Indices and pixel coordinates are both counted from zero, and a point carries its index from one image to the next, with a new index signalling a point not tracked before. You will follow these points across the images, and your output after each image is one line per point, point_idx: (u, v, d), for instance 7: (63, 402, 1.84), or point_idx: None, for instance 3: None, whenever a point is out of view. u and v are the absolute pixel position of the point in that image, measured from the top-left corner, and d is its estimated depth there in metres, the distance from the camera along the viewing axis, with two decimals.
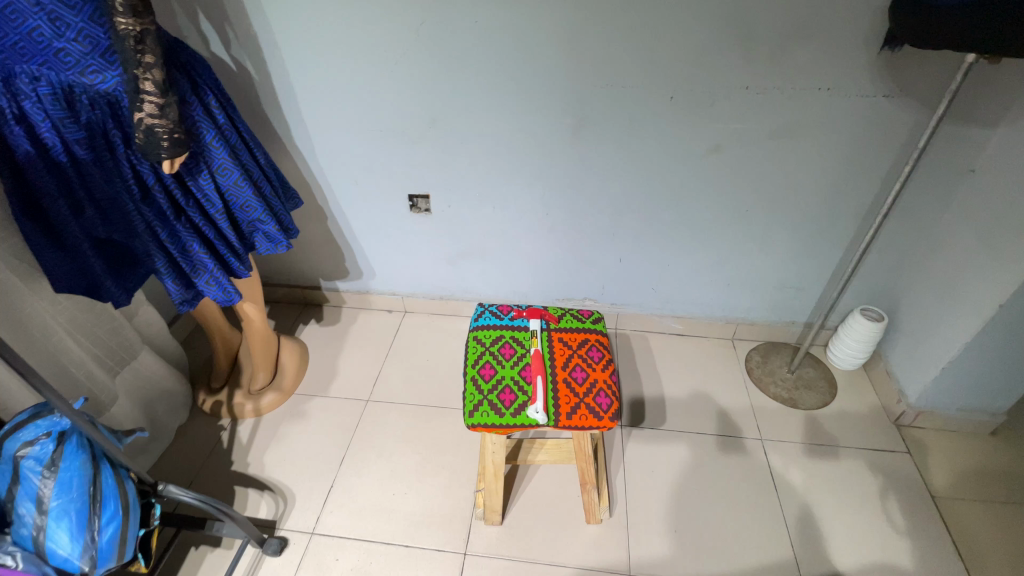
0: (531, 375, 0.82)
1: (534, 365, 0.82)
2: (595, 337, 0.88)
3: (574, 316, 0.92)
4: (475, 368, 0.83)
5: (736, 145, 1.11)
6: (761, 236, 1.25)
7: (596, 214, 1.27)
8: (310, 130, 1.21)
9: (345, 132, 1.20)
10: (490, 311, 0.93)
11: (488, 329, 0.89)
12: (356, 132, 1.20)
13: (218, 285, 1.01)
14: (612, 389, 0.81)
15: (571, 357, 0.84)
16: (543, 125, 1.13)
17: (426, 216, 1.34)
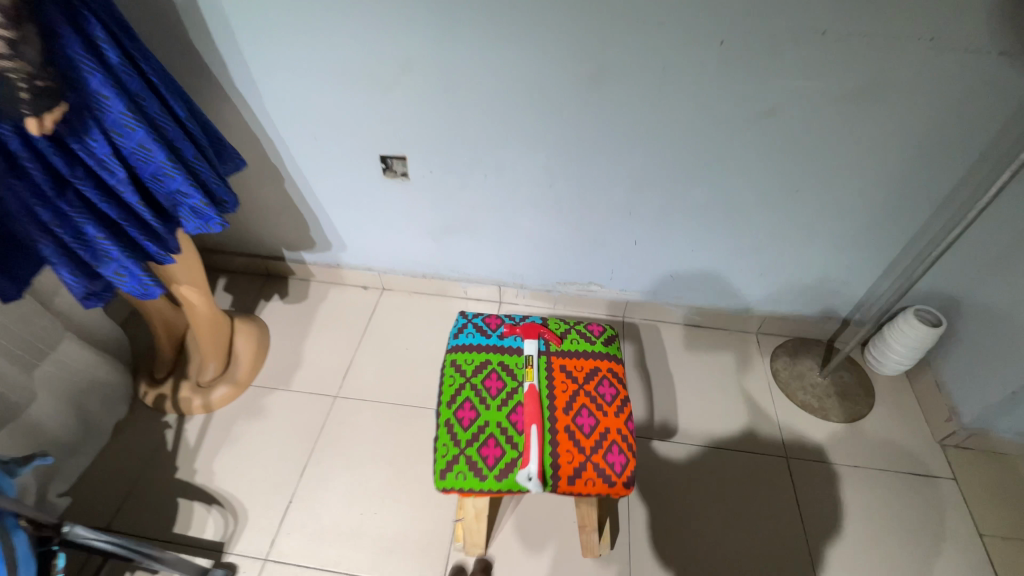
0: (526, 428, 0.62)
1: (529, 412, 0.63)
2: (605, 366, 0.69)
3: (580, 334, 0.73)
4: (451, 410, 0.64)
5: (796, 109, 0.86)
6: (808, 221, 1.04)
7: (611, 188, 1.04)
8: (255, 71, 0.95)
9: (299, 75, 0.95)
10: (474, 326, 0.73)
11: (470, 354, 0.70)
12: (311, 76, 0.95)
13: (131, 276, 0.80)
14: (628, 443, 0.63)
15: (580, 396, 0.66)
16: (550, 74, 0.87)
17: (403, 182, 1.10)
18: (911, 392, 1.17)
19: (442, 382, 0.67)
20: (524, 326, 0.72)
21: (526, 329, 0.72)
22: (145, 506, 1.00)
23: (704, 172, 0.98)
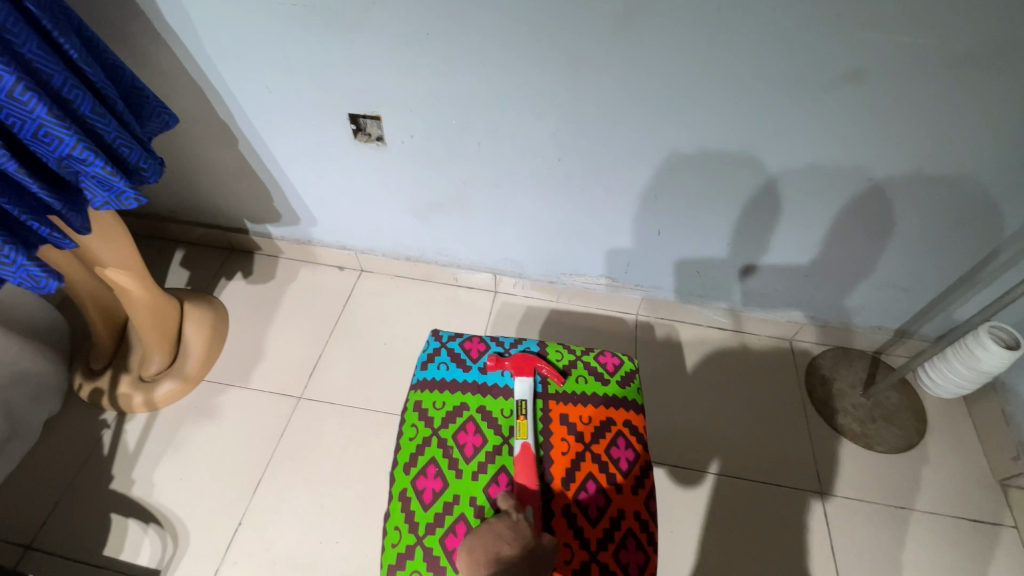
0: (521, 490, 0.60)
1: (524, 463, 0.62)
2: (614, 424, 0.67)
3: (587, 376, 0.71)
4: (418, 481, 0.62)
5: (888, 74, 0.66)
6: (876, 218, 0.84)
7: (633, 167, 0.85)
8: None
9: (241, 7, 0.73)
10: (452, 366, 0.71)
11: (443, 407, 0.68)
12: (261, 10, 0.74)
13: (16, 267, 0.62)
14: (640, 531, 0.60)
15: (585, 456, 0.64)
16: (563, 16, 0.66)
17: (380, 149, 0.91)
18: (968, 419, 1.01)
19: (406, 433, 0.66)
20: (516, 361, 0.71)
21: (520, 365, 0.71)
22: (72, 522, 0.86)
23: (754, 152, 0.78)
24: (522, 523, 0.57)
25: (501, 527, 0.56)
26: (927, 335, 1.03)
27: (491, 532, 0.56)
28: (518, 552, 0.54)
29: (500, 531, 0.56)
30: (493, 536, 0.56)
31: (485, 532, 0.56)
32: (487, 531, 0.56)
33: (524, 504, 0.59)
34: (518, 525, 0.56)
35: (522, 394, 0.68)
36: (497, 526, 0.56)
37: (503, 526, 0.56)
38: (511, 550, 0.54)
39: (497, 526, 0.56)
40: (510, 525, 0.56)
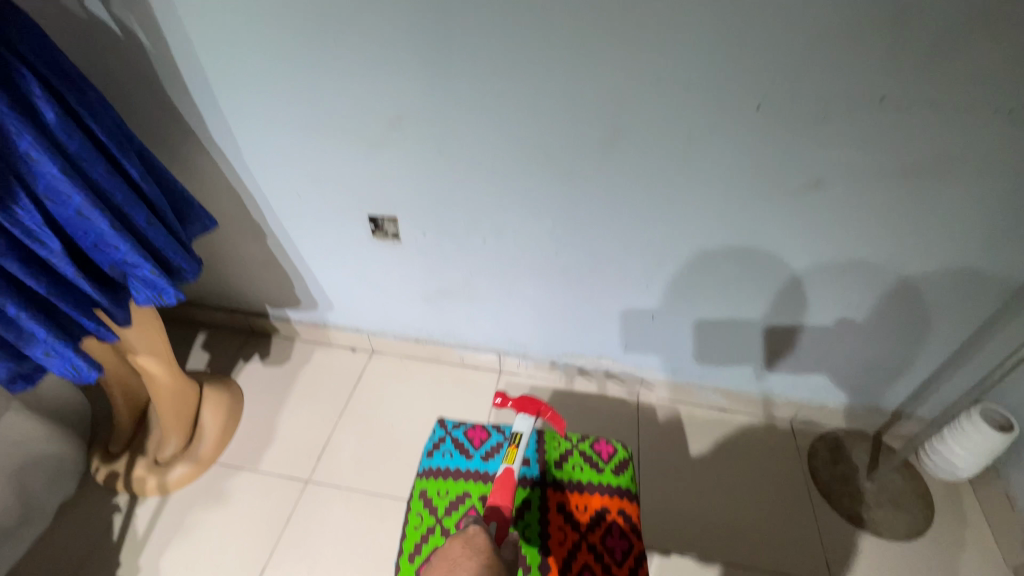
0: (490, 509, 0.65)
1: (501, 483, 0.67)
2: (610, 513, 0.69)
3: (585, 464, 0.74)
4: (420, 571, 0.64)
5: (846, 184, 0.74)
6: (857, 305, 0.89)
7: (625, 259, 0.92)
8: (232, 125, 0.87)
9: (280, 130, 0.86)
10: (455, 452, 0.75)
11: (446, 495, 0.71)
12: (298, 131, 0.85)
13: (61, 358, 0.69)
14: None
15: (580, 546, 0.66)
16: (555, 136, 0.77)
17: (394, 244, 1.00)
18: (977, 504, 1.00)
19: (410, 522, 0.69)
20: (522, 399, 0.76)
21: (524, 403, 0.76)
22: None
23: (736, 246, 0.85)
24: (475, 537, 0.56)
25: (459, 544, 0.55)
26: (925, 416, 1.04)
27: (450, 550, 0.54)
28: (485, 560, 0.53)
29: (458, 554, 0.53)
30: (451, 557, 0.54)
31: (443, 552, 0.54)
32: (444, 551, 0.54)
33: (488, 521, 0.63)
34: (475, 540, 0.55)
35: (519, 427, 0.74)
36: (453, 545, 0.55)
37: (458, 544, 0.55)
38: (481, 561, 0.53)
39: (453, 552, 0.54)
40: (464, 542, 0.55)
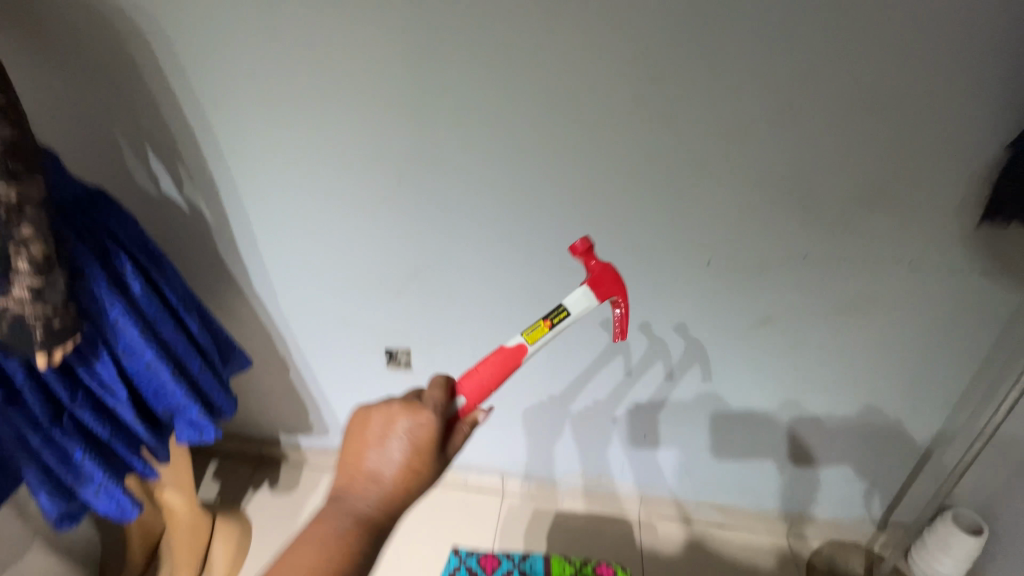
0: (451, 386, 0.57)
1: (511, 354, 0.60)
2: None
3: None
4: None
5: (792, 318, 0.91)
6: (822, 418, 1.02)
7: (615, 381, 1.04)
8: (274, 278, 1.03)
9: (316, 280, 1.01)
10: None
11: None
12: (331, 280, 1.01)
13: (109, 497, 0.76)
14: None
15: None
16: (549, 284, 0.92)
17: (407, 371, 1.10)
18: None
19: None
20: (602, 267, 0.63)
21: (601, 272, 0.63)
22: None
23: (708, 368, 0.99)
24: (429, 408, 0.53)
25: (399, 421, 0.52)
26: (910, 523, 1.10)
27: (389, 417, 0.53)
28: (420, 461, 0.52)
29: (396, 412, 0.53)
30: (384, 420, 0.53)
31: (382, 409, 0.54)
32: (383, 412, 0.53)
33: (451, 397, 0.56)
34: (420, 420, 0.52)
35: (574, 294, 0.62)
36: (393, 414, 0.53)
37: (399, 418, 0.53)
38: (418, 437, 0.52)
39: (394, 405, 0.53)
40: (407, 418, 0.52)
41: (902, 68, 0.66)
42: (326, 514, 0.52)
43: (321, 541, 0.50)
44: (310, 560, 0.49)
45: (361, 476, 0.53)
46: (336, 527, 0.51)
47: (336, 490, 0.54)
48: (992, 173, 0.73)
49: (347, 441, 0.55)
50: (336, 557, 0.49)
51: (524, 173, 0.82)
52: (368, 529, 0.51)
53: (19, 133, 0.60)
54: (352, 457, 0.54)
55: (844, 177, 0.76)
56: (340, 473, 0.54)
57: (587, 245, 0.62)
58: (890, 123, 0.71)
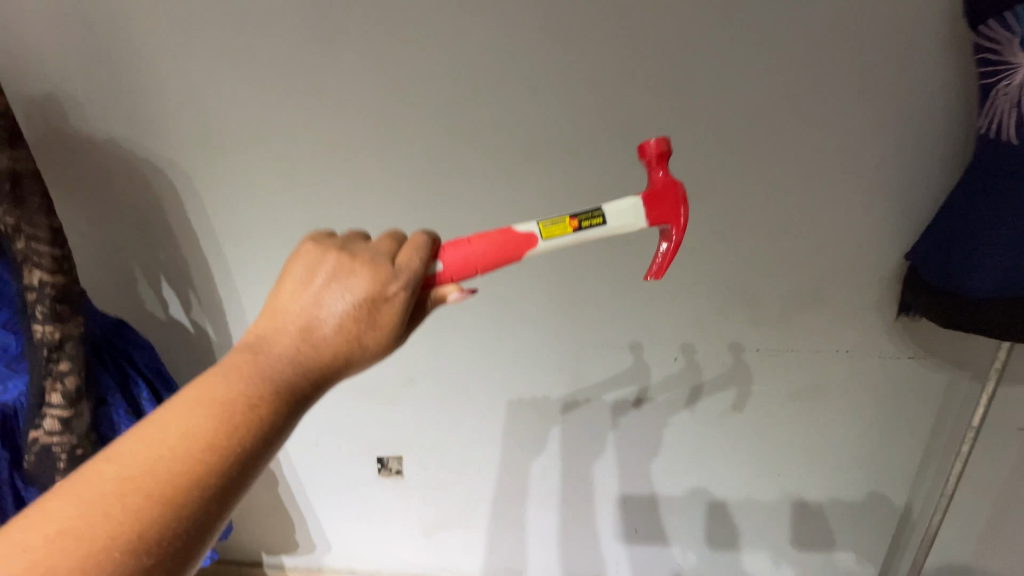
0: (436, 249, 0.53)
1: (518, 243, 0.56)
2: None
3: None
4: None
5: (755, 406, 1.01)
6: (797, 500, 1.09)
7: (603, 477, 1.09)
8: None
9: None
10: None
11: None
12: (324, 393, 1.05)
13: None
14: None
15: None
16: (533, 384, 1.00)
17: (397, 478, 1.13)
18: None
19: None
20: (669, 183, 0.59)
21: (664, 189, 0.59)
22: None
23: (688, 456, 1.06)
24: (401, 271, 0.48)
25: (360, 281, 0.47)
26: None
27: (349, 272, 0.47)
28: (373, 325, 0.46)
29: (359, 266, 0.47)
30: (337, 275, 0.47)
31: (338, 264, 0.48)
32: (340, 266, 0.48)
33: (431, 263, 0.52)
34: (387, 286, 0.47)
35: (624, 204, 0.57)
36: (355, 272, 0.47)
37: (361, 275, 0.47)
38: (369, 300, 0.46)
39: (359, 259, 0.48)
40: (370, 280, 0.47)
41: (810, 196, 0.83)
42: (234, 364, 0.44)
43: (225, 394, 0.42)
44: (201, 414, 0.40)
45: (289, 335, 0.45)
46: (249, 382, 0.42)
47: (251, 341, 0.46)
48: (898, 275, 0.88)
49: (280, 295, 0.48)
50: (240, 413, 0.41)
51: (506, 285, 0.91)
52: (285, 395, 0.43)
53: (70, 281, 0.68)
54: (282, 312, 0.46)
55: (779, 282, 0.90)
56: (261, 326, 0.46)
57: (661, 151, 0.59)
58: (807, 239, 0.86)
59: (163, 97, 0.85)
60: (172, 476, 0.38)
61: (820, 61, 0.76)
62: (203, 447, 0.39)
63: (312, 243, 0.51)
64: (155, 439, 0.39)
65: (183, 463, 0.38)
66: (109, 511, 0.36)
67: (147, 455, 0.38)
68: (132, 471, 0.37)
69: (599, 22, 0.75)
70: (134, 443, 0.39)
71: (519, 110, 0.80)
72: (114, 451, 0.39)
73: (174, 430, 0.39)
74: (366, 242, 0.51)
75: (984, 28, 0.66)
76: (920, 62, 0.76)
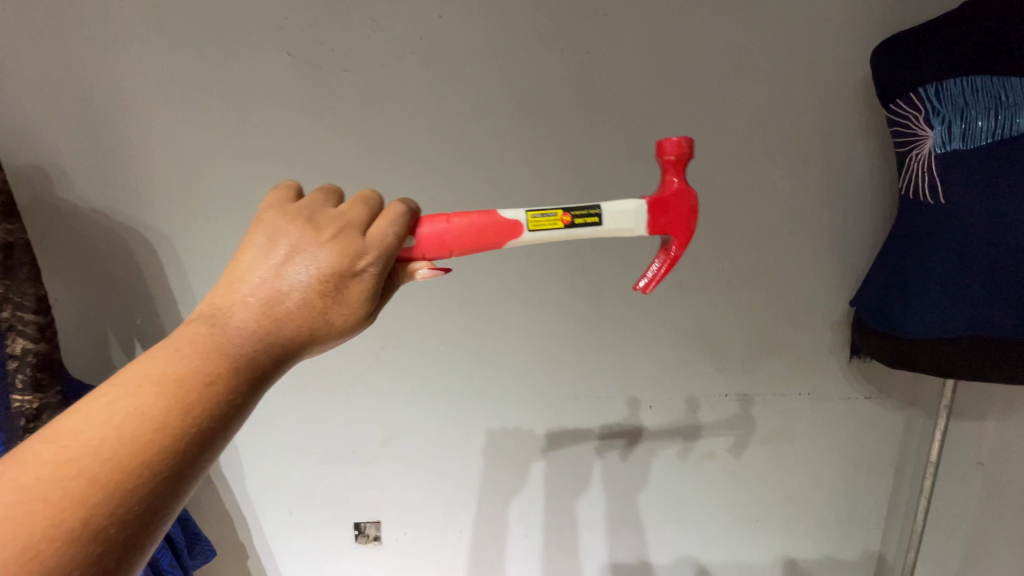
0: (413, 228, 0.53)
1: (500, 229, 0.56)
2: None
3: None
4: None
5: (729, 451, 1.04)
6: (778, 545, 1.11)
7: (588, 532, 1.07)
8: (238, 453, 0.96)
9: (283, 454, 0.97)
10: None
11: None
12: (297, 460, 0.97)
13: None
14: None
15: None
16: (514, 437, 0.99)
17: (375, 546, 1.05)
18: None
19: None
20: (681, 192, 0.58)
21: (673, 199, 0.58)
22: None
23: (668, 505, 1.07)
24: (372, 243, 0.47)
25: (328, 252, 0.45)
26: None
27: (316, 242, 0.45)
28: (342, 298, 0.45)
29: (327, 233, 0.46)
30: (303, 246, 0.45)
31: (304, 234, 0.46)
32: (306, 236, 0.46)
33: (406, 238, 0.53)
34: (358, 258, 0.46)
35: (627, 208, 0.57)
36: (322, 242, 0.45)
37: (329, 246, 0.45)
38: (339, 268, 0.45)
39: (326, 227, 0.47)
40: (339, 252, 0.45)
41: (762, 251, 0.92)
42: (188, 338, 0.40)
43: (177, 369, 0.38)
44: (151, 390, 0.37)
45: (251, 308, 0.43)
46: (207, 356, 0.39)
47: (207, 315, 0.43)
48: (846, 321, 0.97)
49: (240, 268, 0.45)
50: (197, 387, 0.38)
51: (487, 338, 0.92)
52: (247, 371, 0.41)
53: (51, 347, 0.69)
54: (243, 284, 0.44)
55: (743, 329, 0.96)
56: (218, 299, 0.44)
57: (679, 155, 0.58)
58: (764, 289, 0.94)
59: (139, 167, 0.82)
60: (119, 459, 0.34)
61: (761, 134, 0.86)
62: (154, 425, 0.36)
63: (273, 212, 0.49)
64: (98, 419, 0.35)
65: (131, 443, 0.35)
66: (45, 500, 0.31)
67: (87, 437, 0.34)
68: (72, 454, 0.33)
69: (570, 100, 0.82)
70: (72, 426, 0.35)
71: (495, 175, 0.85)
72: (48, 435, 0.34)
73: (122, 407, 0.36)
74: (333, 211, 0.50)
75: (894, 106, 0.78)
76: (844, 136, 0.87)
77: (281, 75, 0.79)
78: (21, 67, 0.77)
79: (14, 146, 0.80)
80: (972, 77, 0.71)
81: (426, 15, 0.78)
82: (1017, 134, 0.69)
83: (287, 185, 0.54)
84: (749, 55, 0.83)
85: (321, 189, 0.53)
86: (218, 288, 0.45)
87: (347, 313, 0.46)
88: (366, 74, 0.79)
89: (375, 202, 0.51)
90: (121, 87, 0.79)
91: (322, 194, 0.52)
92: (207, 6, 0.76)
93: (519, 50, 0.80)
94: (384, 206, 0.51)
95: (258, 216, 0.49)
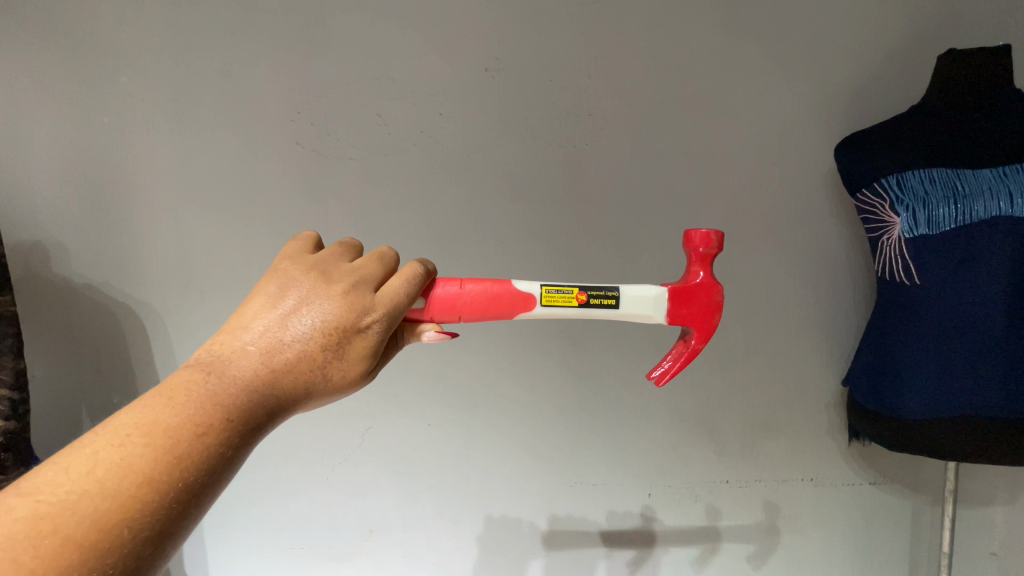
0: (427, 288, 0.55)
1: (513, 301, 0.56)
2: None
3: None
4: None
5: (734, 541, 0.98)
6: None
7: None
8: (202, 546, 0.89)
9: (252, 549, 0.89)
10: None
11: None
12: (269, 556, 0.89)
13: None
14: None
15: None
16: (506, 527, 0.93)
17: None
18: None
19: None
20: (707, 285, 0.59)
21: (698, 292, 0.59)
22: None
23: None
24: (381, 299, 0.48)
25: (335, 306, 0.46)
26: None
27: (324, 294, 0.46)
28: (343, 355, 0.46)
29: (338, 286, 0.47)
30: (311, 297, 0.46)
31: (314, 284, 0.47)
32: (316, 288, 0.47)
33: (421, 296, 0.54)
34: (364, 314, 0.47)
35: (648, 294, 0.59)
36: (332, 294, 0.46)
37: (337, 299, 0.46)
38: (344, 323, 0.46)
39: (338, 279, 0.48)
40: (346, 306, 0.47)
41: (750, 330, 0.93)
42: (183, 386, 0.41)
43: (170, 419, 0.38)
44: (140, 440, 0.37)
45: (250, 360, 0.43)
46: (199, 407, 0.40)
47: (206, 362, 0.43)
48: (839, 401, 0.97)
49: (246, 316, 0.46)
50: (185, 441, 0.38)
51: (477, 418, 0.89)
52: (239, 424, 0.41)
53: (21, 425, 0.67)
54: (245, 333, 0.45)
55: (737, 412, 0.95)
56: (220, 346, 0.44)
57: (707, 249, 0.59)
58: (754, 371, 0.94)
59: (138, 245, 0.84)
60: (97, 515, 0.34)
61: (739, 221, 0.91)
62: (138, 478, 0.35)
63: (288, 261, 0.50)
64: (81, 471, 0.35)
65: (112, 497, 0.34)
66: (15, 559, 0.31)
67: (67, 491, 0.34)
68: (49, 509, 0.33)
69: (560, 188, 0.88)
70: (52, 479, 0.35)
71: (489, 256, 0.87)
72: (26, 487, 0.34)
73: (109, 459, 0.36)
74: (347, 263, 0.51)
75: (860, 194, 0.83)
76: (817, 223, 0.93)
77: (288, 162, 0.84)
78: (34, 150, 0.80)
79: (13, 224, 0.81)
80: (926, 170, 0.77)
81: (428, 112, 0.85)
82: (975, 221, 0.74)
83: (308, 234, 0.55)
84: (724, 151, 0.90)
85: (341, 241, 0.54)
86: (221, 335, 0.46)
87: (346, 370, 0.46)
88: (368, 161, 0.84)
89: (392, 259, 0.52)
90: (131, 171, 0.82)
91: (341, 244, 0.53)
92: (223, 102, 0.82)
93: (513, 142, 0.86)
94: (400, 263, 0.53)
95: (274, 264, 0.50)
